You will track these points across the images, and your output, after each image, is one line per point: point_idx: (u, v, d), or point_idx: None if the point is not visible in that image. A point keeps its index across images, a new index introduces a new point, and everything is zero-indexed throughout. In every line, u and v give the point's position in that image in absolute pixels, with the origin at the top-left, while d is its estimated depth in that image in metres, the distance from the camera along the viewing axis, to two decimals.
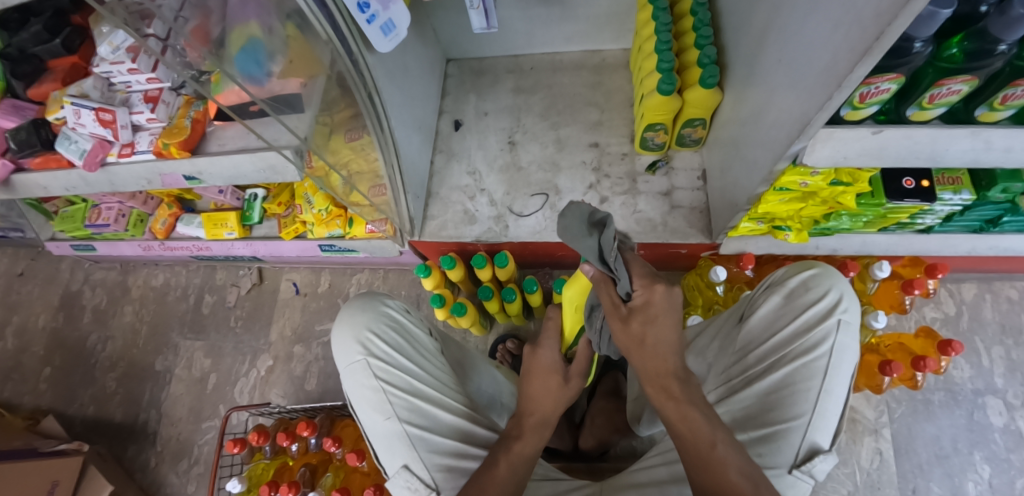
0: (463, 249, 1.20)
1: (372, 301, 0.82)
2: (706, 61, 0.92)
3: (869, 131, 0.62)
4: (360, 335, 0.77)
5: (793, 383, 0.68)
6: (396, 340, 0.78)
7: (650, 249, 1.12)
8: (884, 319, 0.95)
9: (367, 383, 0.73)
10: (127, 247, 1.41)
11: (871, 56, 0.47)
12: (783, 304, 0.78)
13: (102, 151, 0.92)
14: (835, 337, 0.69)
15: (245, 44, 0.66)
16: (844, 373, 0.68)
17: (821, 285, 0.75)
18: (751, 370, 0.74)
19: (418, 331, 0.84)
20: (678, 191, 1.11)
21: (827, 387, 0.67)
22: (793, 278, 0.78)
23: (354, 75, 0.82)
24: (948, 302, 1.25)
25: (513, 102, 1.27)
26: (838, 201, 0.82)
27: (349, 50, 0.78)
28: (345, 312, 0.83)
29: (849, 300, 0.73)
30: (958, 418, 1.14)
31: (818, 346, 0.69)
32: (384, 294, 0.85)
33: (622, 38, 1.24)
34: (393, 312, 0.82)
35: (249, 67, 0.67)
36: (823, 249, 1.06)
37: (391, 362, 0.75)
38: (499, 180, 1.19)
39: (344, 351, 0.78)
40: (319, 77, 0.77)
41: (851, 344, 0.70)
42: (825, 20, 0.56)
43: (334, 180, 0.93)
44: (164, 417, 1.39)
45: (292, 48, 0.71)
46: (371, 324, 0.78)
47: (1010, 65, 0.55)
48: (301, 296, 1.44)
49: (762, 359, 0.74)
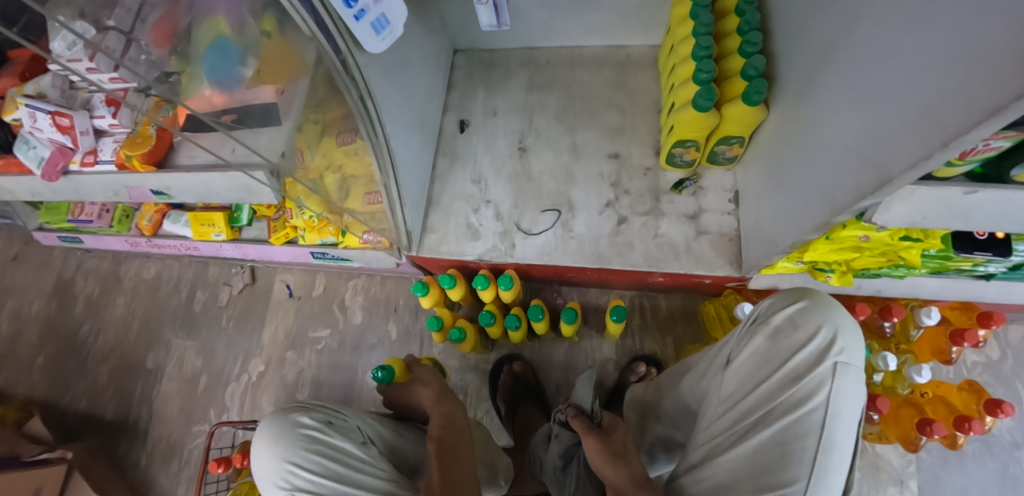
0: (465, 267, 1.09)
1: (286, 421, 0.72)
2: (753, 72, 0.79)
3: (960, 191, 0.51)
4: (281, 467, 0.68)
5: (787, 442, 0.60)
6: (317, 462, 0.67)
7: (671, 277, 1.01)
8: (928, 374, 0.88)
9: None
10: (114, 241, 1.34)
11: (1001, 117, 0.35)
12: (768, 346, 0.67)
13: (63, 159, 0.81)
14: (832, 384, 0.60)
15: (214, 42, 0.67)
16: (847, 423, 0.60)
17: (811, 320, 0.64)
18: (736, 426, 0.64)
19: (347, 441, 0.71)
20: (707, 214, 0.99)
21: (825, 445, 0.58)
22: (778, 315, 0.67)
23: (343, 77, 0.71)
24: (992, 344, 1.14)
25: (525, 101, 1.13)
26: (899, 254, 0.69)
27: (338, 48, 0.67)
28: (261, 439, 0.72)
29: (845, 338, 0.63)
30: (991, 471, 1.06)
31: (811, 398, 0.60)
32: (300, 409, 0.73)
33: (651, 32, 1.09)
34: (312, 430, 0.71)
35: (218, 67, 0.68)
36: (866, 289, 0.93)
37: (316, 490, 0.66)
38: (506, 190, 1.06)
39: (270, 485, 0.69)
40: (301, 80, 0.72)
41: (852, 387, 0.61)
42: (923, 53, 0.44)
43: (329, 182, 0.91)
44: (155, 416, 1.36)
45: (268, 49, 0.67)
46: (288, 454, 0.68)
47: None
48: (294, 299, 1.36)
49: (746, 411, 0.64)
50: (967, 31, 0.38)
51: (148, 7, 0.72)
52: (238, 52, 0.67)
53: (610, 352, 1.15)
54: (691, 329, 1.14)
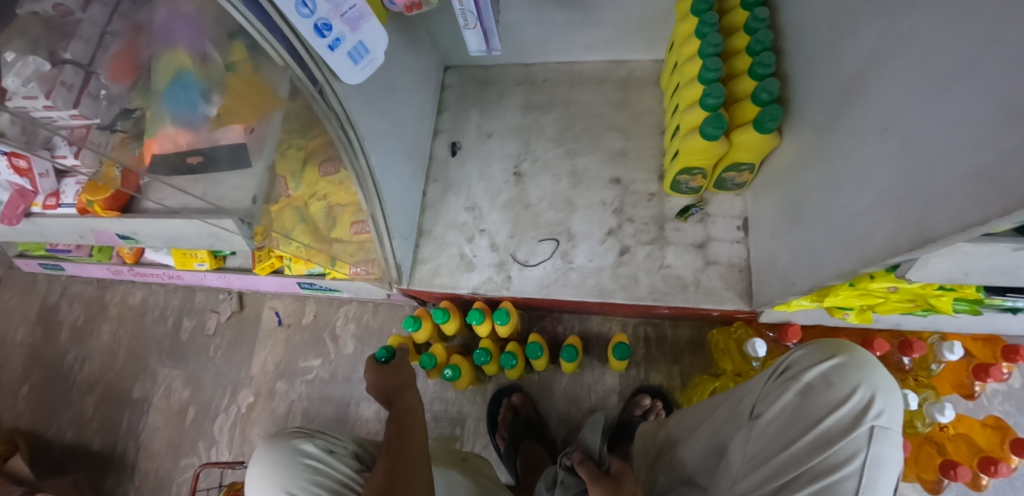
0: (458, 298, 1.03)
1: (286, 447, 0.66)
2: (766, 97, 0.73)
3: (1009, 248, 0.46)
4: None
5: None
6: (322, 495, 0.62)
7: (677, 310, 0.95)
8: (952, 413, 0.83)
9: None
10: (96, 269, 1.28)
11: None
12: (799, 403, 0.63)
13: (23, 201, 0.79)
14: (868, 450, 0.58)
15: (174, 78, 0.62)
16: (878, 492, 0.58)
17: (848, 379, 0.62)
18: (763, 488, 0.61)
19: (352, 473, 0.67)
20: (715, 243, 0.93)
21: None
22: (813, 371, 0.64)
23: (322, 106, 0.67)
24: (1016, 372, 1.08)
25: (522, 122, 1.07)
26: (929, 301, 0.63)
27: (314, 78, 0.63)
28: (256, 466, 0.66)
29: (884, 400, 0.60)
30: None
31: (846, 465, 0.58)
32: (298, 436, 0.67)
33: (655, 48, 1.03)
34: (315, 460, 0.65)
35: (181, 106, 0.64)
36: (885, 323, 0.87)
37: None
38: (502, 218, 1.00)
39: None
40: (273, 113, 0.69)
41: (887, 454, 0.59)
42: (966, 100, 0.39)
43: (315, 209, 0.87)
44: (142, 450, 1.31)
45: (234, 84, 0.63)
46: (289, 486, 0.62)
47: None
48: (284, 328, 1.31)
49: (775, 474, 0.61)
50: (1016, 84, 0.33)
51: (108, 36, 0.62)
52: (203, 91, 0.64)
53: (613, 384, 1.10)
54: (699, 360, 1.08)
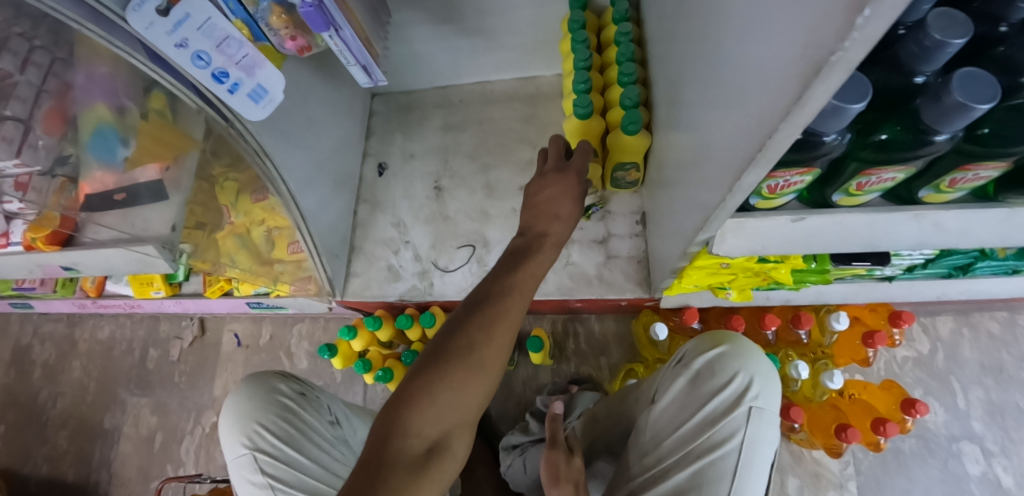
0: (392, 307, 1.11)
1: (263, 384, 0.76)
2: (628, 103, 0.83)
3: (788, 219, 0.53)
4: (247, 428, 0.72)
5: (700, 485, 0.65)
6: (285, 430, 0.73)
7: (589, 302, 1.03)
8: (842, 380, 0.89)
9: (255, 479, 0.70)
10: (63, 305, 1.37)
11: (759, 165, 0.39)
12: (689, 389, 0.72)
13: None
14: (744, 431, 0.66)
15: (95, 130, 0.69)
16: (755, 468, 0.66)
17: (729, 367, 0.71)
18: (656, 467, 0.69)
19: (315, 412, 0.78)
20: (615, 238, 1.01)
21: (736, 487, 0.65)
22: (700, 359, 0.73)
23: (243, 142, 0.79)
24: (922, 339, 1.13)
25: (441, 141, 1.16)
26: (770, 274, 0.71)
27: (226, 117, 0.74)
28: (235, 393, 0.77)
29: (759, 385, 0.69)
30: (931, 468, 1.05)
31: (726, 443, 0.66)
32: (273, 376, 0.78)
33: (555, 64, 1.13)
34: (288, 400, 0.76)
35: (102, 150, 0.71)
36: (776, 298, 0.93)
37: (279, 456, 0.71)
38: (425, 231, 1.08)
39: (229, 441, 0.73)
40: (189, 155, 0.79)
41: (763, 434, 0.67)
42: (723, 95, 0.48)
43: (256, 234, 1.00)
44: (114, 477, 1.36)
45: (148, 130, 0.72)
46: (258, 415, 0.73)
47: (956, 150, 0.45)
48: (243, 350, 1.37)
49: (670, 453, 0.69)
50: (739, 80, 0.41)
51: (43, 94, 0.64)
52: (120, 138, 0.71)
53: (546, 378, 1.16)
54: (625, 350, 1.14)
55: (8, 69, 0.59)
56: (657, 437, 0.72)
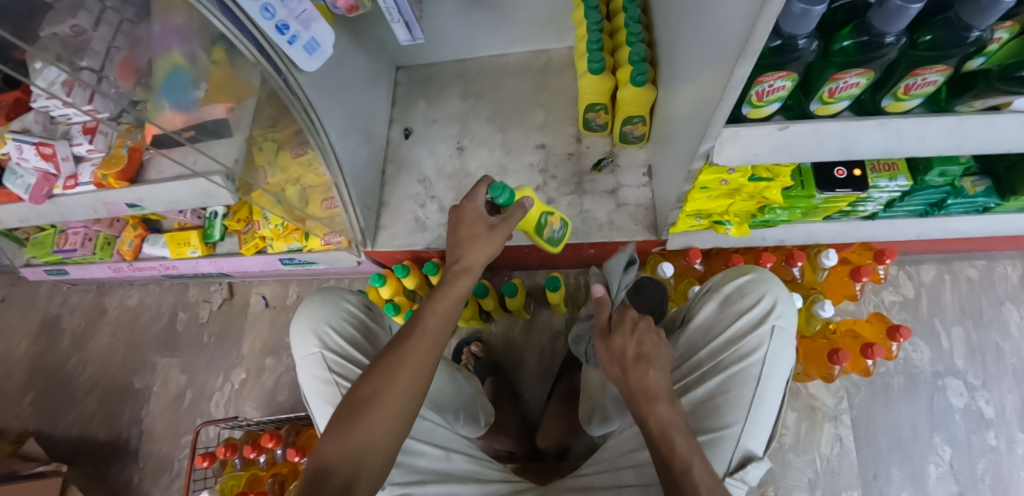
0: (418, 257, 1.20)
1: (333, 297, 0.92)
2: (636, 58, 0.92)
3: (775, 128, 0.63)
4: (318, 329, 0.88)
5: (727, 390, 0.72)
6: (349, 335, 0.88)
7: (601, 249, 1.12)
8: (831, 309, 0.98)
9: (321, 375, 0.84)
10: (99, 269, 1.44)
11: (747, 58, 0.50)
12: (719, 310, 0.81)
13: (47, 184, 0.93)
14: (768, 344, 0.74)
15: (168, 74, 0.76)
16: (776, 378, 0.73)
17: (756, 290, 0.79)
18: (688, 377, 0.78)
19: (375, 326, 0.95)
20: (625, 188, 1.10)
21: (758, 394, 0.71)
22: (730, 285, 0.82)
23: (289, 94, 0.86)
24: (908, 285, 1.24)
25: (461, 108, 1.26)
26: (764, 195, 0.80)
27: (280, 70, 0.82)
28: (306, 306, 0.92)
29: (784, 306, 0.77)
30: (917, 401, 1.14)
31: (752, 354, 0.73)
32: (346, 290, 0.94)
33: (565, 36, 1.23)
34: (353, 311, 0.92)
35: (174, 93, 0.78)
36: (771, 240, 1.04)
37: (344, 355, 0.86)
38: (448, 187, 1.18)
39: (301, 342, 0.88)
40: (249, 99, 0.84)
41: (784, 349, 0.75)
42: (721, 18, 0.59)
43: (290, 194, 1.05)
44: (145, 433, 1.43)
45: (213, 74, 0.78)
46: (329, 318, 0.89)
47: (906, 54, 0.56)
48: (270, 309, 1.46)
49: (699, 365, 0.78)
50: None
51: (113, 49, 0.75)
52: (191, 79, 0.77)
53: (560, 326, 1.24)
54: None
55: (84, 25, 0.71)
56: (689, 353, 0.82)
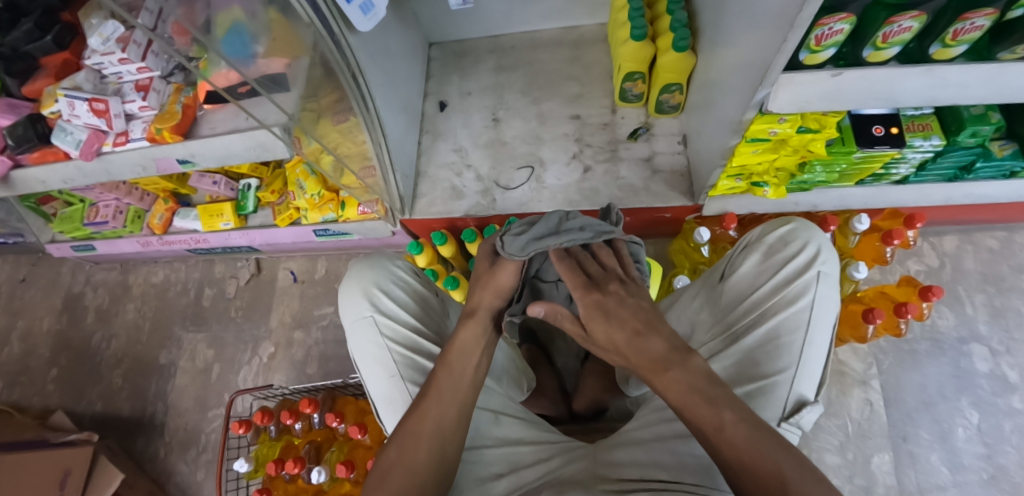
0: (454, 226, 1.22)
1: (381, 261, 0.89)
2: (677, 25, 0.94)
3: (827, 74, 0.65)
4: (368, 292, 0.84)
5: (779, 337, 0.73)
6: (400, 299, 0.85)
7: (635, 215, 1.14)
8: (866, 269, 0.98)
9: (374, 339, 0.80)
10: (127, 244, 1.44)
11: None
12: (763, 260, 0.83)
13: (98, 141, 0.95)
14: (815, 288, 0.75)
15: (230, 26, 0.69)
16: (824, 324, 0.73)
17: (798, 239, 0.81)
18: (737, 326, 0.79)
19: (424, 290, 0.92)
20: (660, 155, 1.13)
21: (810, 338, 0.71)
22: (772, 235, 0.84)
23: (337, 54, 0.87)
24: (931, 254, 1.27)
25: (495, 81, 1.29)
26: (808, 148, 0.83)
27: (331, 32, 0.83)
28: (353, 271, 0.88)
29: (827, 253, 0.78)
30: (944, 366, 1.17)
31: (800, 299, 0.74)
32: (394, 256, 0.91)
33: (597, 12, 1.26)
34: (402, 275, 0.89)
35: (235, 48, 0.69)
36: (803, 205, 1.08)
37: (395, 319, 0.82)
38: (484, 155, 1.21)
39: (350, 306, 0.84)
40: (303, 57, 0.80)
41: (831, 293, 0.76)
42: None
43: (326, 161, 0.98)
44: (171, 408, 1.42)
45: (274, 30, 0.74)
46: (379, 281, 0.85)
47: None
48: (298, 284, 1.46)
49: (748, 314, 0.79)
50: None
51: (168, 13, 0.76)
52: (251, 34, 0.71)
53: None
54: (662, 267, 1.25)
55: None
56: (735, 304, 0.83)
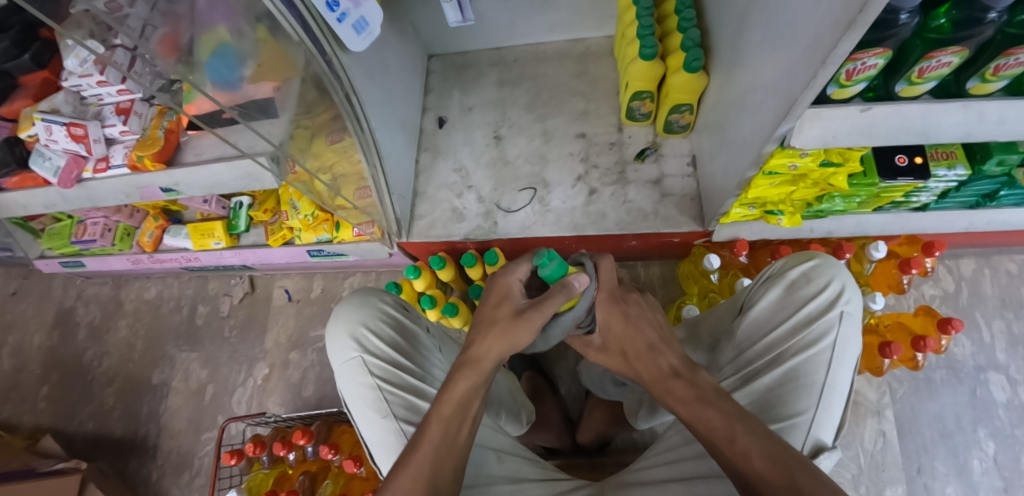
0: (454, 248, 1.17)
1: (367, 297, 0.85)
2: (690, 43, 0.89)
3: (857, 108, 0.61)
4: (356, 331, 0.80)
5: (798, 378, 0.66)
6: (388, 336, 0.81)
7: (642, 240, 1.10)
8: (884, 301, 0.94)
9: (363, 381, 0.76)
10: (117, 261, 1.40)
11: (854, 31, 0.44)
12: (783, 296, 0.74)
13: (77, 167, 0.91)
14: (838, 329, 0.67)
15: (216, 49, 0.65)
16: (847, 364, 0.66)
17: (822, 275, 0.72)
18: (751, 366, 0.72)
19: (415, 323, 0.87)
20: (669, 178, 1.08)
21: (830, 381, 0.65)
22: (794, 269, 0.75)
23: (330, 76, 0.78)
24: (948, 278, 1.23)
25: (497, 96, 1.24)
26: (829, 182, 0.79)
27: (323, 50, 0.73)
28: (340, 309, 0.84)
29: (852, 291, 0.70)
30: (960, 395, 1.13)
31: (821, 340, 0.66)
32: (380, 290, 0.87)
33: (605, 24, 1.21)
34: (390, 310, 0.85)
35: (220, 72, 0.67)
36: (818, 231, 1.03)
37: (385, 358, 0.78)
38: (486, 175, 1.16)
39: (338, 348, 0.80)
40: (293, 81, 0.74)
41: (854, 336, 0.68)
42: None
43: (318, 186, 0.95)
44: (164, 430, 1.39)
45: (263, 51, 0.68)
46: (366, 319, 0.81)
47: (1001, 33, 0.54)
48: (294, 303, 1.42)
49: (764, 353, 0.71)
50: None
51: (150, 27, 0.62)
52: (238, 57, 0.66)
53: None
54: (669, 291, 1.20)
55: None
56: (750, 341, 0.75)
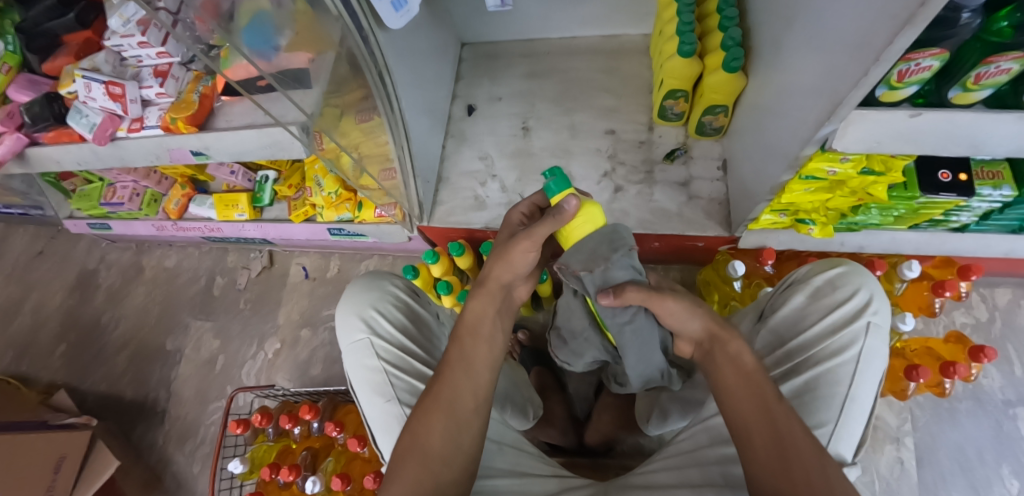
0: (472, 236, 1.17)
1: (379, 280, 0.84)
2: (730, 43, 0.87)
3: (905, 114, 0.57)
4: (365, 313, 0.79)
5: (819, 388, 0.63)
6: (397, 320, 0.80)
7: (665, 241, 1.07)
8: (914, 324, 0.90)
9: (370, 363, 0.75)
10: (141, 226, 1.42)
11: (913, 26, 0.41)
12: (807, 304, 0.72)
13: (111, 125, 0.92)
14: (864, 341, 0.64)
15: (254, 17, 0.62)
16: (871, 379, 0.63)
17: (849, 284, 0.70)
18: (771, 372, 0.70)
19: (423, 310, 0.87)
20: (697, 181, 1.06)
21: (853, 394, 0.61)
22: (819, 276, 0.73)
23: (364, 52, 0.78)
24: (980, 307, 1.18)
25: (526, 87, 1.23)
26: (868, 191, 0.76)
27: (360, 26, 0.74)
28: (350, 291, 0.84)
29: (881, 303, 0.67)
30: (985, 428, 1.08)
31: (846, 350, 0.64)
32: (393, 273, 0.87)
33: (640, 22, 1.19)
34: (400, 295, 0.84)
35: (255, 42, 0.63)
36: (849, 245, 1.00)
37: (392, 342, 0.77)
38: (509, 165, 1.15)
39: (346, 328, 0.79)
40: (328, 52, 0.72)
41: (881, 349, 0.65)
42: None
43: (345, 161, 0.92)
44: (173, 396, 1.40)
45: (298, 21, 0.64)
46: (376, 302, 0.81)
47: None
48: (309, 281, 1.43)
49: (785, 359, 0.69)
50: None
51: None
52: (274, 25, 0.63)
53: None
54: None
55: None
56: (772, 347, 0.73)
